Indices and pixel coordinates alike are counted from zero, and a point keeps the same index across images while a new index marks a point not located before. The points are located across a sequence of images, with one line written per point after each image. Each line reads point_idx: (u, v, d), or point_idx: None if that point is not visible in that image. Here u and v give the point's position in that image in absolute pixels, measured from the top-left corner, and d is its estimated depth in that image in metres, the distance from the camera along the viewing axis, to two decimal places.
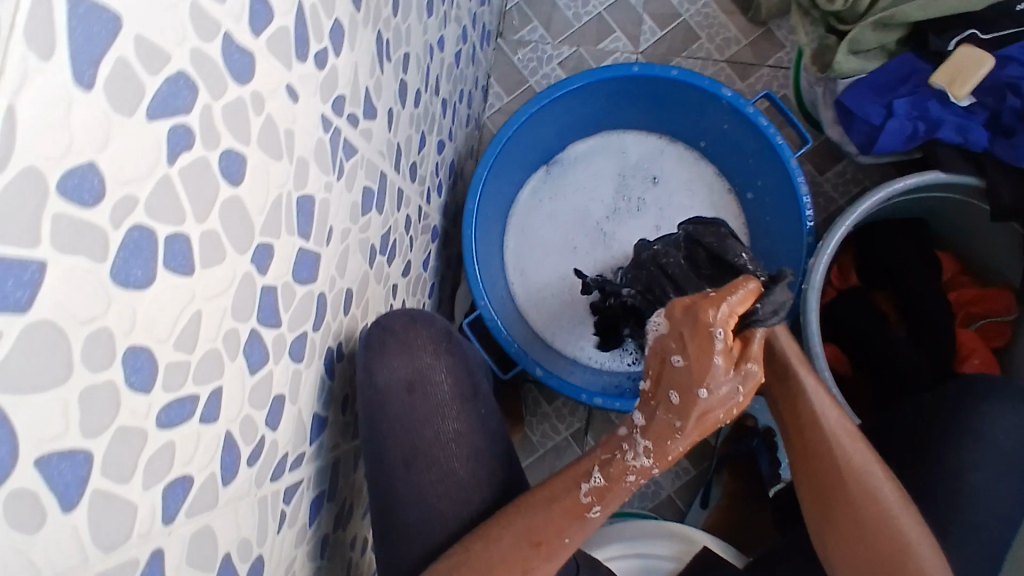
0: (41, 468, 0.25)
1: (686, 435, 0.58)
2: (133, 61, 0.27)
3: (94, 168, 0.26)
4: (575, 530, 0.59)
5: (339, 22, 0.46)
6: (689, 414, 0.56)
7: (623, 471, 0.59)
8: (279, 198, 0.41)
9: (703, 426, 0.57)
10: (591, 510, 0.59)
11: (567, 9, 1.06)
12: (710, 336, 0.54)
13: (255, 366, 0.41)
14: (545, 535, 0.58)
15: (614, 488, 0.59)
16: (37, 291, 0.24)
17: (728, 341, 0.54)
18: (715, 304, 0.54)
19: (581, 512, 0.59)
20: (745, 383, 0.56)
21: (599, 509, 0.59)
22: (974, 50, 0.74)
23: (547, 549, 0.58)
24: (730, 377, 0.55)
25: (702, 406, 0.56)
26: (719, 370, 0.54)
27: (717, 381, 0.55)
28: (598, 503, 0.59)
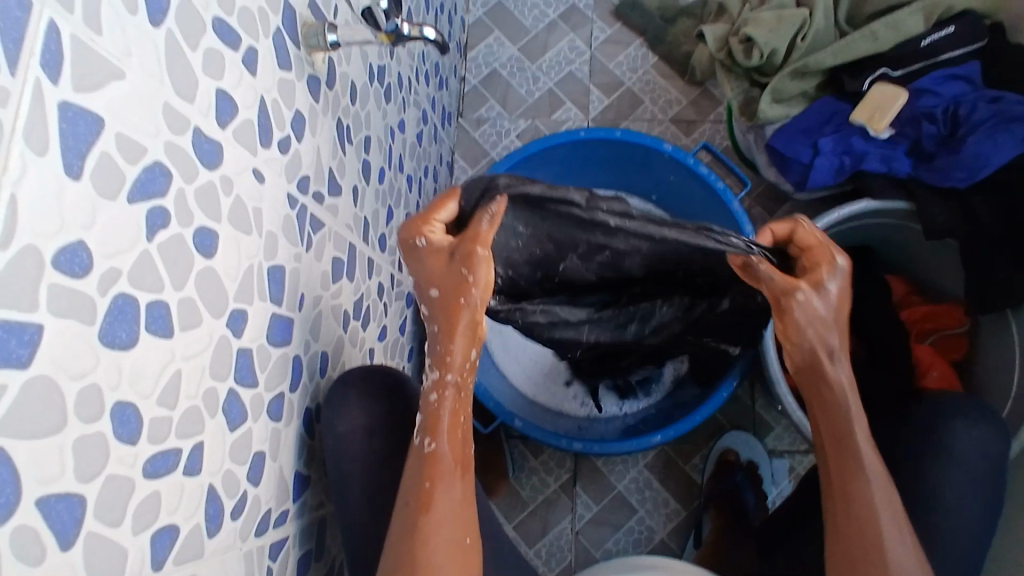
0: (41, 509, 0.29)
1: (460, 340, 0.55)
2: (115, 154, 0.32)
3: (83, 245, 0.31)
4: (433, 474, 0.55)
5: (300, 112, 0.53)
6: (442, 317, 0.55)
7: (427, 400, 0.57)
8: (251, 267, 0.45)
9: (454, 320, 0.55)
10: (425, 447, 0.55)
11: (520, 87, 1.16)
12: (414, 248, 0.56)
13: (235, 423, 0.44)
14: (417, 494, 0.54)
15: (436, 416, 0.56)
16: (35, 349, 0.28)
17: (432, 241, 0.55)
18: (421, 219, 0.57)
19: (418, 455, 0.55)
20: (459, 270, 0.54)
21: (432, 443, 0.55)
22: (888, 87, 0.83)
23: (428, 506, 0.54)
24: (451, 264, 0.54)
25: (447, 301, 0.54)
26: (441, 265, 0.54)
27: (438, 274, 0.54)
28: (427, 433, 0.56)
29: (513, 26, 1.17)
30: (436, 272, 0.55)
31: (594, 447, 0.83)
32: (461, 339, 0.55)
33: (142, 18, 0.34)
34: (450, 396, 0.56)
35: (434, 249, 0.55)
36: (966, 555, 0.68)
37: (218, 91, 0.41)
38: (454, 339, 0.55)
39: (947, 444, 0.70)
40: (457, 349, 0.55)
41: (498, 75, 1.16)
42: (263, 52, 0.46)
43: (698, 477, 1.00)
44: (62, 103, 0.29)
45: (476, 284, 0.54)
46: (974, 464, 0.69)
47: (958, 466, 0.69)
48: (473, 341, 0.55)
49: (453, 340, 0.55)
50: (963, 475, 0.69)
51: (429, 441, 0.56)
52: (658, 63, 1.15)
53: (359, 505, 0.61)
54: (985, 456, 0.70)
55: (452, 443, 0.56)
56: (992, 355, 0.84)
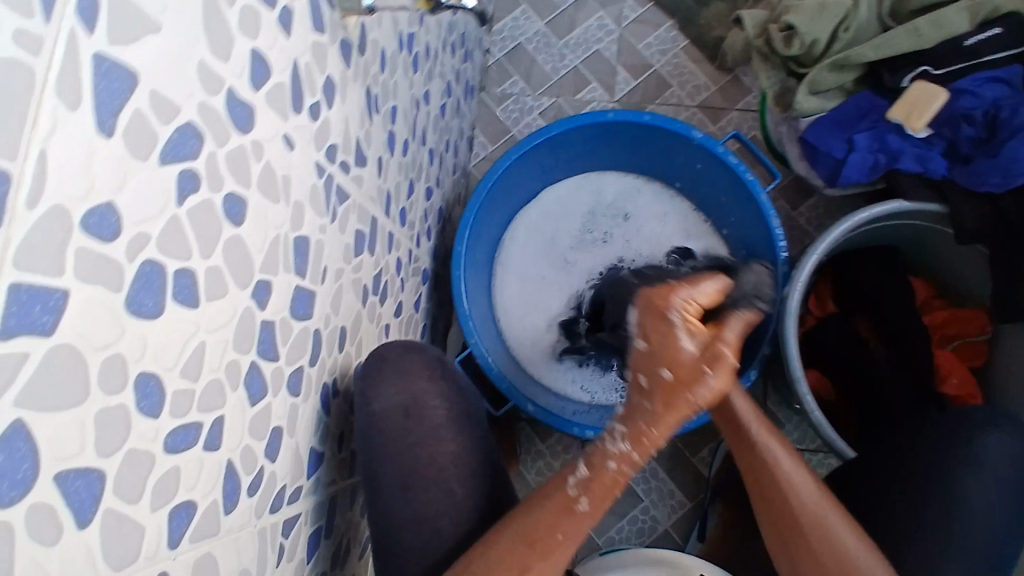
0: (59, 485, 0.28)
1: (664, 425, 0.55)
2: (149, 112, 0.30)
3: (112, 207, 0.29)
4: (565, 528, 0.56)
5: (331, 78, 0.50)
6: (659, 396, 0.54)
7: (604, 462, 0.58)
8: (278, 237, 0.44)
9: (670, 408, 0.54)
10: (578, 504, 0.57)
11: (545, 63, 1.13)
12: (666, 319, 0.53)
13: (255, 398, 0.43)
14: (534, 531, 0.56)
15: (599, 478, 0.57)
16: (60, 316, 0.27)
17: (687, 324, 0.53)
18: (673, 290, 0.54)
19: (568, 508, 0.57)
20: (706, 365, 0.53)
21: (588, 503, 0.57)
22: (927, 86, 0.80)
23: (541, 550, 0.55)
24: (699, 360, 0.53)
25: (671, 386, 0.53)
26: (683, 352, 0.52)
27: (688, 363, 0.53)
28: (586, 494, 0.57)
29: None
30: (671, 354, 0.53)
31: (605, 436, 0.81)
32: (667, 424, 0.55)
33: None
34: (628, 466, 0.57)
35: (682, 342, 0.52)
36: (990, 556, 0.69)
37: (253, 52, 0.39)
38: (662, 423, 0.55)
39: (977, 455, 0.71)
40: (659, 431, 0.55)
41: (524, 50, 1.13)
42: (299, 13, 0.44)
43: (705, 470, 0.99)
44: (95, 55, 0.27)
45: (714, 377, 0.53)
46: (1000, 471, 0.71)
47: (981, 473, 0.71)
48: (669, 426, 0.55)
49: (665, 423, 0.55)
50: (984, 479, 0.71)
51: (583, 499, 0.57)
52: (688, 46, 1.11)
53: (390, 488, 0.59)
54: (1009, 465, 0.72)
55: (603, 501, 0.58)
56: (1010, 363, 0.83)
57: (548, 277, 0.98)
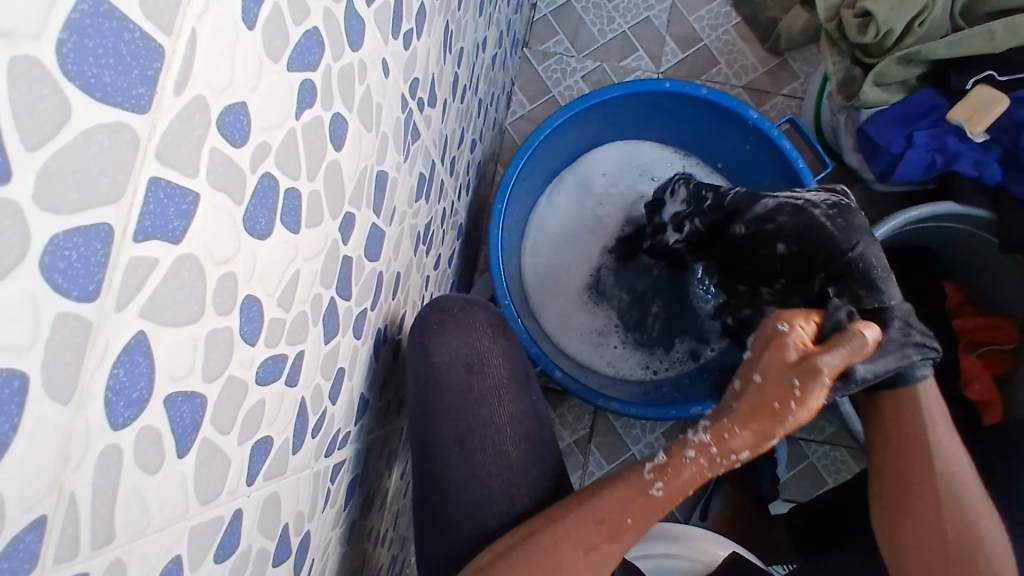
0: (167, 408, 0.25)
1: (747, 433, 0.48)
2: (286, 10, 0.27)
3: (245, 109, 0.26)
4: (637, 513, 0.52)
5: (424, 5, 0.47)
6: (745, 402, 0.48)
7: (682, 452, 0.51)
8: (365, 169, 0.41)
9: (755, 418, 0.47)
10: (652, 488, 0.51)
11: (593, 25, 1.09)
12: (773, 330, 0.49)
13: (329, 335, 0.40)
14: (613, 519, 0.52)
15: (677, 464, 0.51)
16: (189, 223, 0.24)
17: (797, 336, 0.47)
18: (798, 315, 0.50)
19: (641, 490, 0.51)
20: (790, 376, 0.45)
21: (664, 490, 0.51)
22: (991, 91, 0.78)
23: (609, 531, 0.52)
24: (790, 371, 0.45)
25: (757, 393, 0.47)
26: (783, 360, 0.46)
27: (777, 373, 0.46)
28: (663, 481, 0.51)
29: None
30: (773, 364, 0.46)
31: (631, 409, 0.81)
32: (746, 431, 0.48)
33: None
34: (706, 463, 0.50)
35: (781, 351, 0.47)
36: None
37: None
38: (744, 426, 0.47)
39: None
40: (741, 437, 0.48)
41: (572, 9, 1.09)
42: None
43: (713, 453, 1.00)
44: None
45: (797, 403, 0.45)
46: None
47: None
48: (746, 434, 0.48)
49: (746, 434, 0.48)
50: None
51: (659, 484, 0.51)
52: (740, 24, 1.09)
53: (446, 443, 0.58)
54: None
55: (679, 494, 0.52)
56: None
57: (583, 246, 0.96)
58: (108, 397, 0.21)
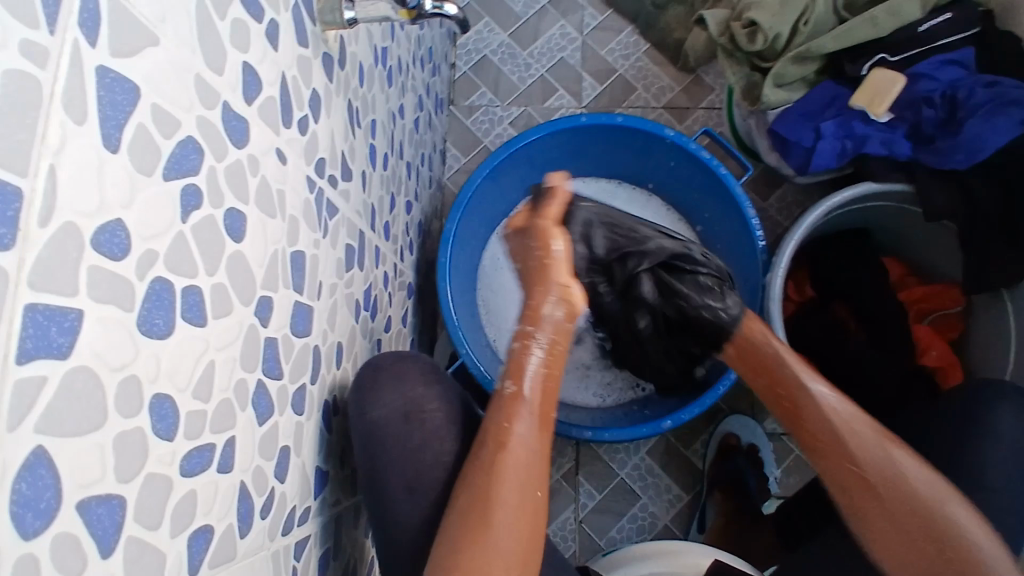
0: (82, 512, 0.26)
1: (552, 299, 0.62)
2: (151, 127, 0.30)
3: (121, 224, 0.28)
4: (511, 416, 0.57)
5: (316, 91, 0.50)
6: (540, 276, 0.63)
7: (514, 355, 0.61)
8: (276, 252, 0.43)
9: (539, 281, 0.63)
10: (508, 387, 0.59)
11: (512, 74, 1.14)
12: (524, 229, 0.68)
13: (263, 417, 0.42)
14: (495, 433, 0.56)
15: (520, 364, 0.60)
16: (76, 338, 0.26)
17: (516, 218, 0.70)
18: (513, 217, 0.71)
19: (510, 397, 0.59)
20: (545, 236, 0.65)
21: (512, 382, 0.60)
22: (887, 72, 0.83)
23: (497, 450, 0.55)
24: (544, 222, 0.67)
25: (542, 265, 0.63)
26: (534, 246, 0.65)
27: (526, 251, 0.65)
28: (507, 376, 0.60)
29: (503, 11, 1.16)
30: (526, 257, 0.66)
31: (602, 434, 0.82)
32: (545, 288, 0.62)
33: None
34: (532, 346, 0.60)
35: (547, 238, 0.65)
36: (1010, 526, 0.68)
37: (244, 66, 0.38)
38: (543, 286, 0.62)
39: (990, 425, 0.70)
40: (544, 299, 0.62)
41: (489, 61, 1.15)
42: (283, 26, 0.44)
43: (699, 462, 1.01)
44: (100, 67, 0.26)
45: (540, 249, 0.64)
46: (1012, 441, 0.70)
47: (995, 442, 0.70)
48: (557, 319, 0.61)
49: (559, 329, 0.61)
50: (1005, 450, 0.69)
51: (511, 385, 0.60)
52: (649, 49, 1.14)
53: (396, 490, 0.59)
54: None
55: (536, 394, 0.59)
56: (987, 333, 0.86)
57: None
58: (15, 511, 0.23)
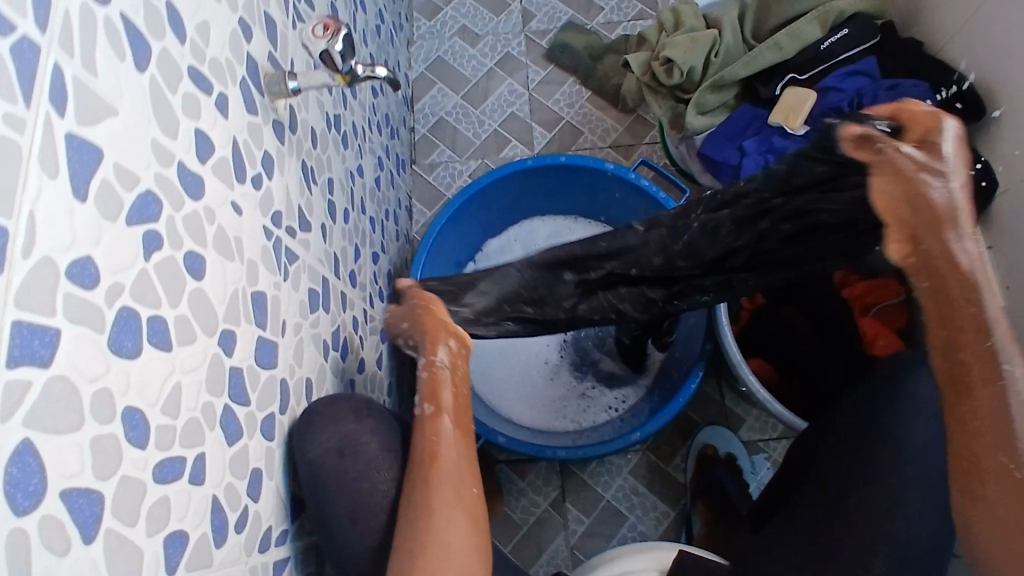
0: (65, 501, 0.31)
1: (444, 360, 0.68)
2: (114, 181, 0.36)
3: (91, 260, 0.33)
4: (434, 426, 0.62)
5: (268, 152, 0.57)
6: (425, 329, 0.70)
7: (427, 377, 0.66)
8: (236, 291, 0.49)
9: (428, 327, 0.70)
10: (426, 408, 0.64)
11: (467, 131, 1.23)
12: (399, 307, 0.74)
13: (232, 438, 0.46)
14: (427, 446, 0.60)
15: (437, 387, 0.65)
16: (55, 351, 0.31)
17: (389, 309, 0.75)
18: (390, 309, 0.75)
19: (430, 415, 0.63)
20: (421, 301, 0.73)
21: (429, 401, 0.64)
22: (798, 89, 0.91)
23: (433, 456, 0.59)
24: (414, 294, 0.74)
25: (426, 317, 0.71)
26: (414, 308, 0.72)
27: (401, 316, 0.72)
28: (424, 398, 0.65)
29: (454, 77, 1.26)
30: (406, 321, 0.72)
31: (577, 452, 0.86)
32: (436, 323, 0.70)
33: (130, 64, 0.38)
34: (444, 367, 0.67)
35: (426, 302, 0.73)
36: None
37: (197, 131, 0.45)
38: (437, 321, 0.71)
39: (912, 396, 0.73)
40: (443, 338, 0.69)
41: (445, 122, 1.24)
42: (233, 98, 0.51)
43: (681, 476, 1.03)
44: (68, 133, 0.33)
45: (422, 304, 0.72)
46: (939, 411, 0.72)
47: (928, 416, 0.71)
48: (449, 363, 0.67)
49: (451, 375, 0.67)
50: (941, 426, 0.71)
51: (428, 405, 0.64)
52: (591, 96, 1.24)
53: (340, 525, 0.57)
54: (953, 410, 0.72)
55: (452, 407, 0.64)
56: (928, 318, 0.91)
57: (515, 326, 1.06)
58: (8, 490, 0.27)
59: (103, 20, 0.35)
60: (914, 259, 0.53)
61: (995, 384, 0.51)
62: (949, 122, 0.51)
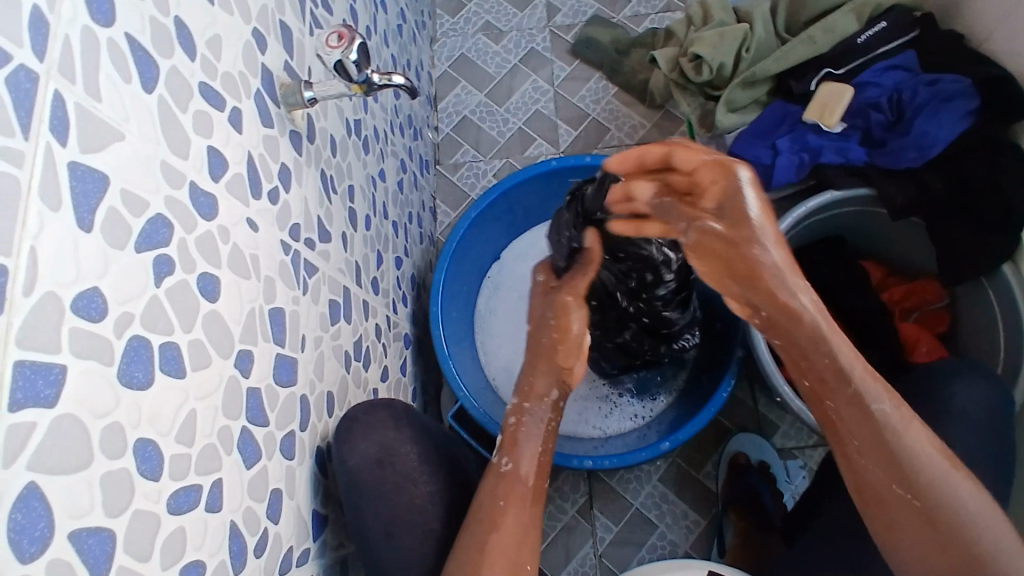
0: (74, 541, 0.30)
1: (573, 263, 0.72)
2: (121, 208, 0.35)
3: (98, 291, 0.33)
4: (507, 492, 0.59)
5: (285, 165, 0.56)
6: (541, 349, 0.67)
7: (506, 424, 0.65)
8: (252, 309, 0.48)
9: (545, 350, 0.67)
10: (504, 465, 0.62)
11: (491, 130, 1.21)
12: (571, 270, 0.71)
13: (250, 461, 0.46)
14: (490, 511, 0.58)
15: (516, 441, 0.63)
16: (61, 388, 0.30)
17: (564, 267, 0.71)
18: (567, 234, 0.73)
19: (500, 473, 0.61)
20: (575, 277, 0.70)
21: (511, 462, 0.62)
22: (834, 85, 0.89)
23: (492, 524, 0.57)
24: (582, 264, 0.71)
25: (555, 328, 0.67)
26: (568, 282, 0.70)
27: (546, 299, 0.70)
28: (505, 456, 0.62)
29: (478, 75, 1.24)
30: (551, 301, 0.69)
31: (604, 462, 0.84)
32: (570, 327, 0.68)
33: (136, 86, 0.37)
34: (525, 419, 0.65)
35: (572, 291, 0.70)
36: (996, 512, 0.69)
37: (209, 149, 0.44)
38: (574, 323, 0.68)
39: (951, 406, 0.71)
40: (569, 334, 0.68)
41: (469, 121, 1.22)
42: (247, 112, 0.50)
43: (713, 484, 1.00)
44: (71, 163, 0.32)
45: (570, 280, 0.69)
46: (980, 421, 0.70)
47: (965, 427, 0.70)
48: (539, 283, 0.72)
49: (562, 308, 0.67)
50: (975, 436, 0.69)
51: (507, 460, 0.62)
52: (618, 92, 1.21)
53: (377, 536, 0.59)
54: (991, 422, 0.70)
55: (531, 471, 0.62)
56: (970, 319, 0.87)
57: None
58: (12, 537, 0.27)
59: (105, 41, 0.35)
60: (760, 320, 0.57)
61: (864, 418, 0.55)
62: (741, 172, 0.52)
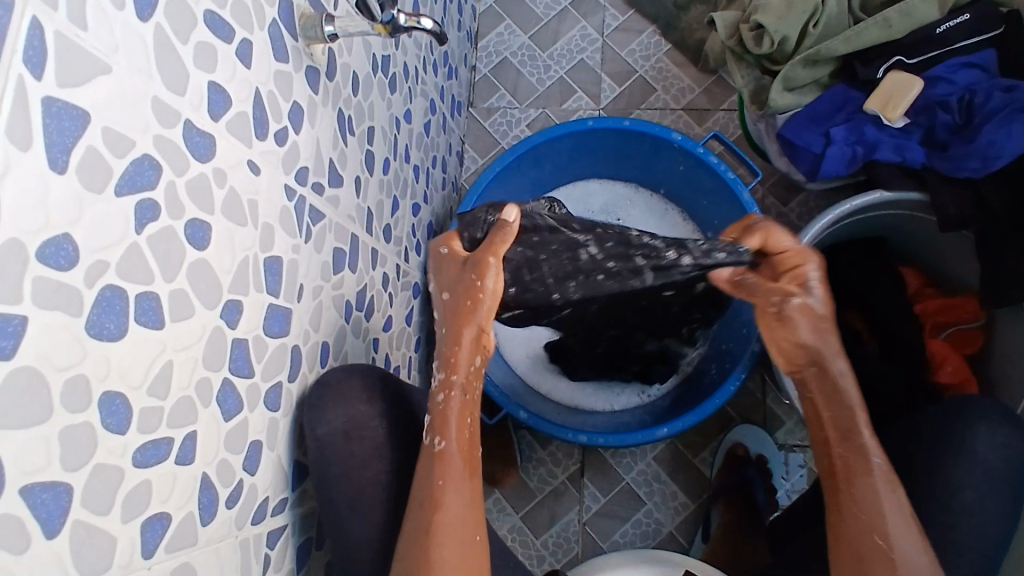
0: (26, 498, 0.29)
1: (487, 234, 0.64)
2: (102, 148, 0.33)
3: (69, 238, 0.31)
4: (439, 473, 0.59)
5: (298, 104, 0.53)
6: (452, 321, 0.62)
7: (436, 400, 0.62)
8: (246, 258, 0.46)
9: (462, 320, 0.61)
10: (436, 447, 0.60)
11: (531, 76, 1.15)
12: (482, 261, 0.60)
13: (231, 413, 0.45)
14: (428, 494, 0.59)
15: (446, 416, 0.61)
16: (20, 340, 0.29)
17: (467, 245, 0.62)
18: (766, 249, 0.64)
19: (432, 454, 0.60)
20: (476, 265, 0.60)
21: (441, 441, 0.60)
22: (902, 76, 0.84)
23: (432, 506, 0.58)
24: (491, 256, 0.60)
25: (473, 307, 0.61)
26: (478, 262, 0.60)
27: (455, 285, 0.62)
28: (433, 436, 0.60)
29: (525, 14, 1.17)
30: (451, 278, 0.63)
31: (599, 439, 0.83)
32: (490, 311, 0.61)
33: (129, 14, 0.34)
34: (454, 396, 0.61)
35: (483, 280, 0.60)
36: (989, 558, 0.67)
37: (211, 84, 0.41)
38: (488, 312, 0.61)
39: (965, 446, 0.68)
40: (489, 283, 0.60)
41: (509, 63, 1.16)
42: (259, 44, 0.46)
43: (708, 470, 1.00)
44: (46, 98, 0.29)
45: (493, 258, 0.60)
46: (998, 468, 0.68)
47: (975, 467, 0.68)
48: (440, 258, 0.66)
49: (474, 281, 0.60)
50: (982, 476, 0.68)
51: (438, 440, 0.60)
52: (671, 50, 1.13)
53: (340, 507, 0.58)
54: (1006, 464, 0.68)
55: (458, 445, 0.60)
56: (1006, 348, 0.83)
57: None
58: None
59: None
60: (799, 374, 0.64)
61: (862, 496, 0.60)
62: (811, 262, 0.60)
